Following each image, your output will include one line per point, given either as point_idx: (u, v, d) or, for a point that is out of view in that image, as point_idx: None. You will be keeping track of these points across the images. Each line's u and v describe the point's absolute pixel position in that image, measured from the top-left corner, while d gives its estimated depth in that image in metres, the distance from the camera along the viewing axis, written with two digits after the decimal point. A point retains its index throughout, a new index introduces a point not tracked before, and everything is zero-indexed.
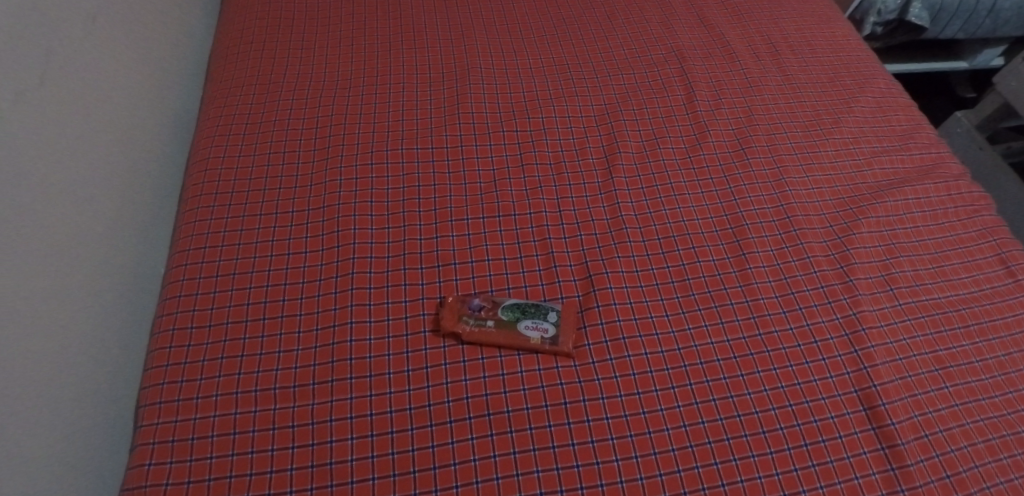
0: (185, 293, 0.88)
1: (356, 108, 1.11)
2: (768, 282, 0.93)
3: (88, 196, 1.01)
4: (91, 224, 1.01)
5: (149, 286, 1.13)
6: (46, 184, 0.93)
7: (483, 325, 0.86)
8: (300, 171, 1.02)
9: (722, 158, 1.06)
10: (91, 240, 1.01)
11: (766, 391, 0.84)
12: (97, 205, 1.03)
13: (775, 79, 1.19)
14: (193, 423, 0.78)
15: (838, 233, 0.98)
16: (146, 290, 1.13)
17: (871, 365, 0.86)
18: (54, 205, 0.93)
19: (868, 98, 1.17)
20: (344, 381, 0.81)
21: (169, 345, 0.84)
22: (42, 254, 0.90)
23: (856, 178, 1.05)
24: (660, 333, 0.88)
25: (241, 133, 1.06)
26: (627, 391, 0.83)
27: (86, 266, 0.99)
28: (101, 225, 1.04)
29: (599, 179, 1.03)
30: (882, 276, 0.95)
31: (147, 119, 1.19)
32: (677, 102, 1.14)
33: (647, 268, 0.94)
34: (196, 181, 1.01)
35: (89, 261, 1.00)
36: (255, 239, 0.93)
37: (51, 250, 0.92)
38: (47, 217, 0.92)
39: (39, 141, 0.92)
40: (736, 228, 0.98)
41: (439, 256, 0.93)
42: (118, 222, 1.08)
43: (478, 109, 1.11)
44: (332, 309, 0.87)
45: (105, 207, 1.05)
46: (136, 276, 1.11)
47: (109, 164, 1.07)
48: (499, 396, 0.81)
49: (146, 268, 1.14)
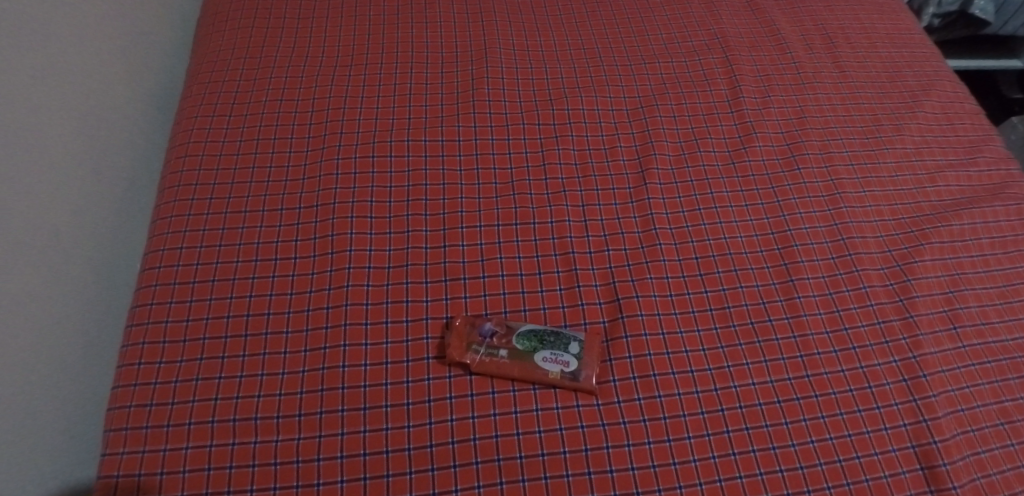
0: (158, 301, 0.77)
1: (356, 91, 0.98)
2: (818, 314, 0.82)
3: (74, 182, 0.92)
4: (74, 216, 0.92)
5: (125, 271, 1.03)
6: (36, 174, 0.84)
7: (495, 354, 0.75)
8: (292, 161, 0.90)
9: (770, 165, 0.94)
10: (75, 230, 0.92)
11: (812, 442, 0.74)
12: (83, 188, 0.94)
13: (831, 76, 1.06)
14: (162, 456, 0.67)
15: (897, 259, 0.87)
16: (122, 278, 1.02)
17: (932, 417, 0.76)
18: (42, 197, 0.85)
19: (933, 102, 1.04)
20: (334, 415, 0.70)
21: (138, 362, 0.73)
22: (32, 243, 0.83)
23: (918, 196, 0.93)
24: (695, 371, 0.77)
25: (226, 115, 0.94)
26: (656, 437, 0.72)
27: (71, 258, 0.91)
28: (87, 214, 0.95)
29: (630, 184, 0.91)
30: (945, 313, 0.84)
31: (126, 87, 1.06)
32: (721, 98, 1.01)
33: (683, 292, 0.82)
34: (174, 168, 0.89)
35: (73, 250, 0.91)
36: (238, 240, 0.82)
37: (38, 240, 0.84)
38: (39, 204, 0.84)
39: (31, 125, 0.83)
40: (784, 248, 0.87)
41: (447, 269, 0.82)
42: (83, 202, 0.93)
43: (495, 97, 0.98)
44: (322, 328, 0.76)
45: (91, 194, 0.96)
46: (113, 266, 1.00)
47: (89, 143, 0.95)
48: (510, 438, 0.71)
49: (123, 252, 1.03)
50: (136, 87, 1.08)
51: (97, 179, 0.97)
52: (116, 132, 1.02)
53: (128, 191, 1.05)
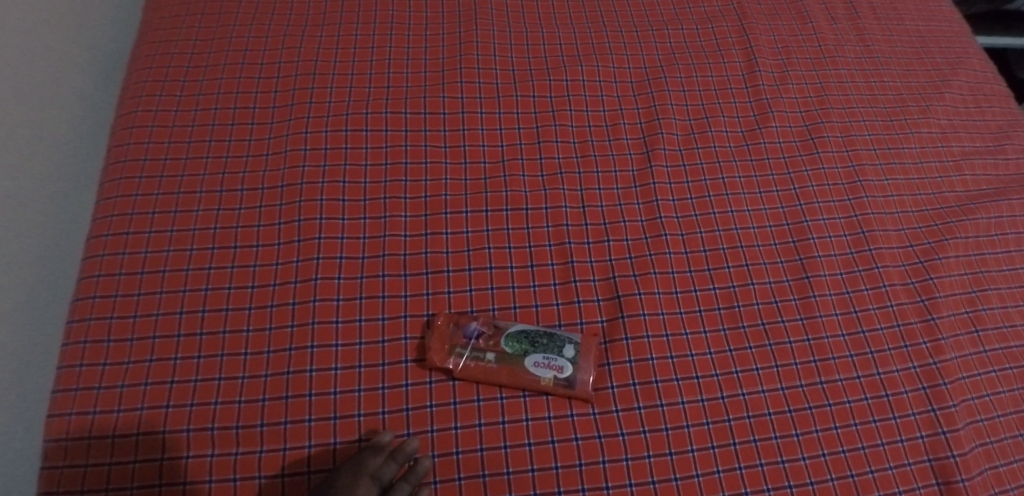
0: (101, 294, 0.68)
1: (328, 54, 0.87)
2: (834, 314, 0.75)
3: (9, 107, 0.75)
4: (10, 144, 0.74)
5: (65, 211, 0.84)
6: None
7: (482, 358, 0.68)
8: (254, 135, 0.79)
9: (787, 148, 0.86)
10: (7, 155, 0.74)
11: (824, 455, 0.68)
12: (21, 118, 0.77)
13: (854, 49, 0.97)
14: (108, 470, 0.61)
15: (920, 255, 0.80)
16: (61, 214, 0.83)
17: (951, 429, 0.70)
18: None
19: (961, 82, 0.96)
20: (300, 425, 0.64)
21: (79, 364, 0.64)
22: None
23: (942, 186, 0.86)
24: (701, 377, 0.70)
25: (180, 80, 0.83)
26: (657, 451, 0.66)
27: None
28: (26, 147, 0.77)
29: (633, 166, 0.83)
30: (967, 314, 0.78)
31: (86, 26, 0.91)
32: (736, 72, 0.92)
33: (689, 289, 0.75)
34: (119, 140, 0.78)
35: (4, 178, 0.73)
36: (192, 226, 0.73)
37: None
38: None
39: None
40: (800, 242, 0.79)
41: (428, 260, 0.73)
42: (18, 167, 0.76)
43: (486, 64, 0.88)
44: (287, 326, 0.68)
45: (32, 125, 0.79)
46: (51, 201, 0.81)
47: (33, 70, 0.79)
48: (497, 452, 0.64)
49: (64, 190, 0.84)
50: (97, 24, 0.93)
51: (38, 141, 0.80)
52: (68, 75, 0.86)
53: (78, 131, 0.88)
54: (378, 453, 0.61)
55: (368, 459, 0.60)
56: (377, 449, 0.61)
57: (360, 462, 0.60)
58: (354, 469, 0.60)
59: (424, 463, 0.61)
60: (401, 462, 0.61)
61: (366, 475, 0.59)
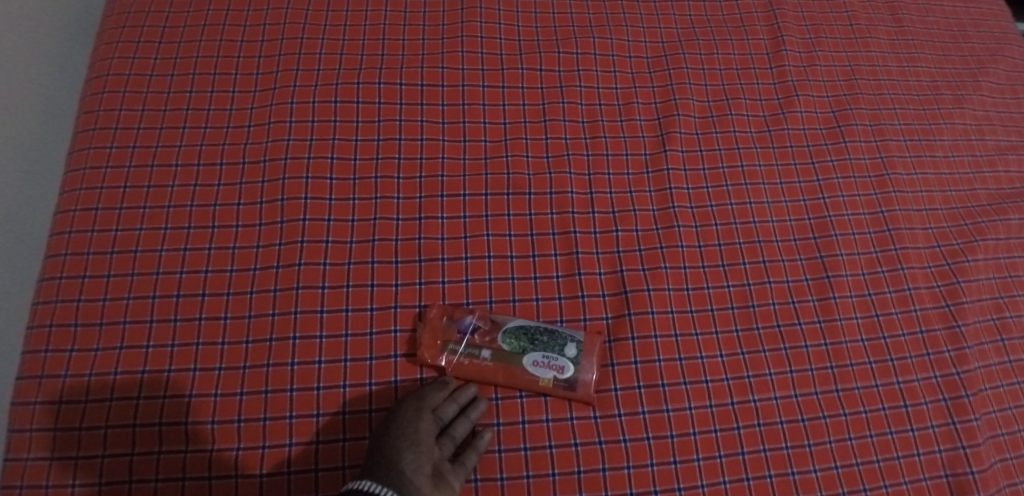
0: (68, 275, 0.62)
1: (318, 16, 0.80)
2: (854, 318, 0.71)
3: None
4: None
5: (30, 180, 0.78)
6: None
7: (476, 355, 0.64)
8: (235, 103, 0.73)
9: (812, 136, 0.80)
10: None
11: (837, 468, 0.64)
12: None
13: (887, 30, 0.90)
14: (75, 465, 0.56)
15: (947, 256, 0.75)
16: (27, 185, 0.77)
17: (971, 445, 0.66)
18: None
19: (1000, 70, 0.89)
20: (280, 422, 0.59)
21: (45, 349, 0.60)
22: None
23: (974, 182, 0.81)
24: (711, 381, 0.66)
25: (156, 41, 0.76)
26: (660, 459, 0.62)
27: None
28: None
29: (646, 150, 0.77)
30: (993, 321, 0.73)
31: None
32: (760, 50, 0.85)
33: (701, 286, 0.70)
34: (88, 107, 0.71)
35: None
36: (167, 202, 0.67)
37: None
38: None
39: None
40: (821, 238, 0.74)
41: (422, 247, 0.68)
42: None
43: (490, 33, 0.81)
44: (268, 315, 0.63)
45: None
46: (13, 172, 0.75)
47: None
48: (491, 456, 0.61)
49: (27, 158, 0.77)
50: None
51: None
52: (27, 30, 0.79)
53: (41, 93, 0.80)
54: (440, 389, 0.61)
55: (430, 395, 0.60)
56: (439, 386, 0.61)
57: (421, 397, 0.59)
58: (416, 405, 0.59)
59: (482, 406, 0.61)
60: (460, 403, 0.61)
61: (428, 410, 0.59)
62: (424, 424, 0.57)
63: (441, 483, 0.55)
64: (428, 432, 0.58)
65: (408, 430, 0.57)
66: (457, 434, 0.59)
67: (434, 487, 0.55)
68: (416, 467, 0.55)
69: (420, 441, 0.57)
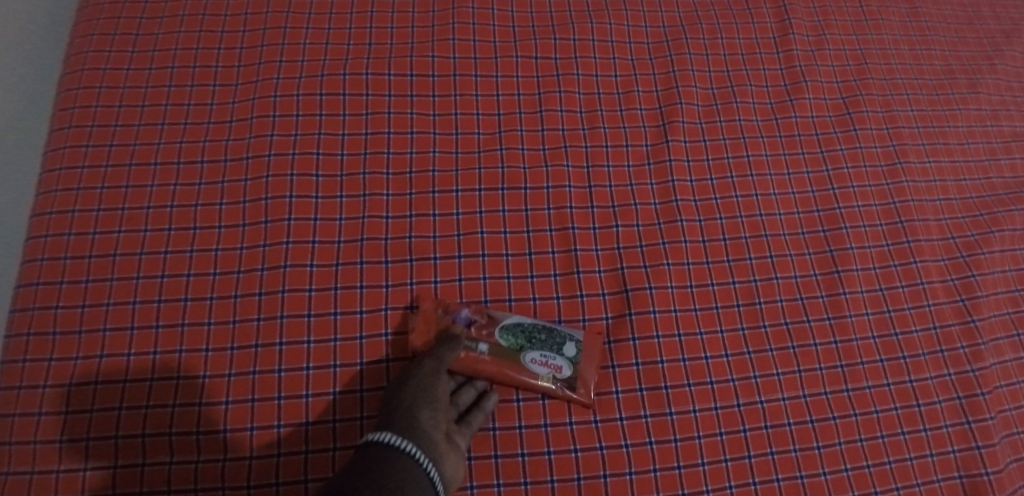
0: (45, 280, 0.60)
1: (302, 4, 0.76)
2: (864, 314, 0.68)
3: None
4: None
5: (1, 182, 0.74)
6: None
7: (474, 348, 0.62)
8: (216, 98, 0.70)
9: (821, 123, 0.77)
10: None
11: (847, 471, 0.61)
12: None
13: (898, 12, 0.86)
14: (54, 480, 0.54)
15: (961, 248, 0.72)
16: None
17: (986, 444, 0.64)
18: None
19: (1017, 52, 0.85)
20: (268, 432, 0.57)
21: (23, 359, 0.57)
22: None
23: (989, 170, 0.77)
24: (716, 383, 0.63)
25: (132, 33, 0.72)
26: (663, 464, 0.59)
27: None
28: None
29: (648, 140, 0.74)
30: (1009, 315, 0.70)
31: None
32: (766, 34, 0.81)
33: (705, 283, 0.67)
34: (61, 104, 0.68)
35: None
36: (146, 202, 0.64)
37: None
38: None
39: None
40: (831, 232, 0.71)
41: (413, 246, 0.65)
42: None
43: (482, 19, 0.78)
44: (253, 320, 0.60)
45: None
46: None
47: None
48: (487, 461, 0.58)
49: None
50: None
51: None
52: None
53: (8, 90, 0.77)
54: (454, 348, 0.61)
55: (446, 355, 0.60)
56: (454, 343, 0.61)
57: (439, 358, 0.60)
58: (434, 364, 0.59)
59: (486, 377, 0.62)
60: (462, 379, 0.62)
61: (444, 371, 0.60)
62: (440, 384, 0.58)
63: (454, 444, 0.56)
64: (444, 392, 0.58)
65: (427, 388, 0.57)
66: (460, 401, 0.60)
67: (449, 446, 0.55)
68: (434, 424, 0.56)
69: (437, 400, 0.57)
